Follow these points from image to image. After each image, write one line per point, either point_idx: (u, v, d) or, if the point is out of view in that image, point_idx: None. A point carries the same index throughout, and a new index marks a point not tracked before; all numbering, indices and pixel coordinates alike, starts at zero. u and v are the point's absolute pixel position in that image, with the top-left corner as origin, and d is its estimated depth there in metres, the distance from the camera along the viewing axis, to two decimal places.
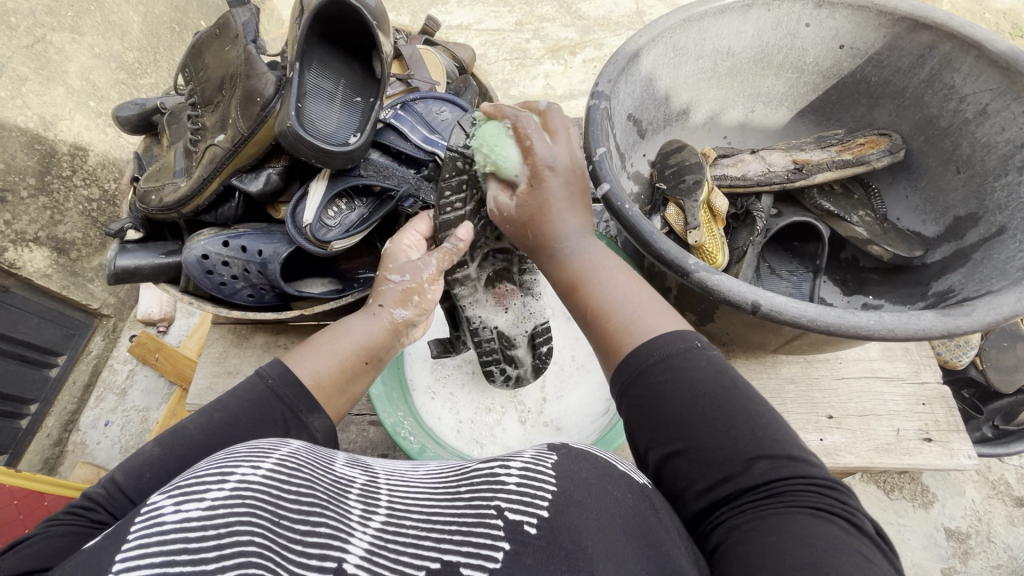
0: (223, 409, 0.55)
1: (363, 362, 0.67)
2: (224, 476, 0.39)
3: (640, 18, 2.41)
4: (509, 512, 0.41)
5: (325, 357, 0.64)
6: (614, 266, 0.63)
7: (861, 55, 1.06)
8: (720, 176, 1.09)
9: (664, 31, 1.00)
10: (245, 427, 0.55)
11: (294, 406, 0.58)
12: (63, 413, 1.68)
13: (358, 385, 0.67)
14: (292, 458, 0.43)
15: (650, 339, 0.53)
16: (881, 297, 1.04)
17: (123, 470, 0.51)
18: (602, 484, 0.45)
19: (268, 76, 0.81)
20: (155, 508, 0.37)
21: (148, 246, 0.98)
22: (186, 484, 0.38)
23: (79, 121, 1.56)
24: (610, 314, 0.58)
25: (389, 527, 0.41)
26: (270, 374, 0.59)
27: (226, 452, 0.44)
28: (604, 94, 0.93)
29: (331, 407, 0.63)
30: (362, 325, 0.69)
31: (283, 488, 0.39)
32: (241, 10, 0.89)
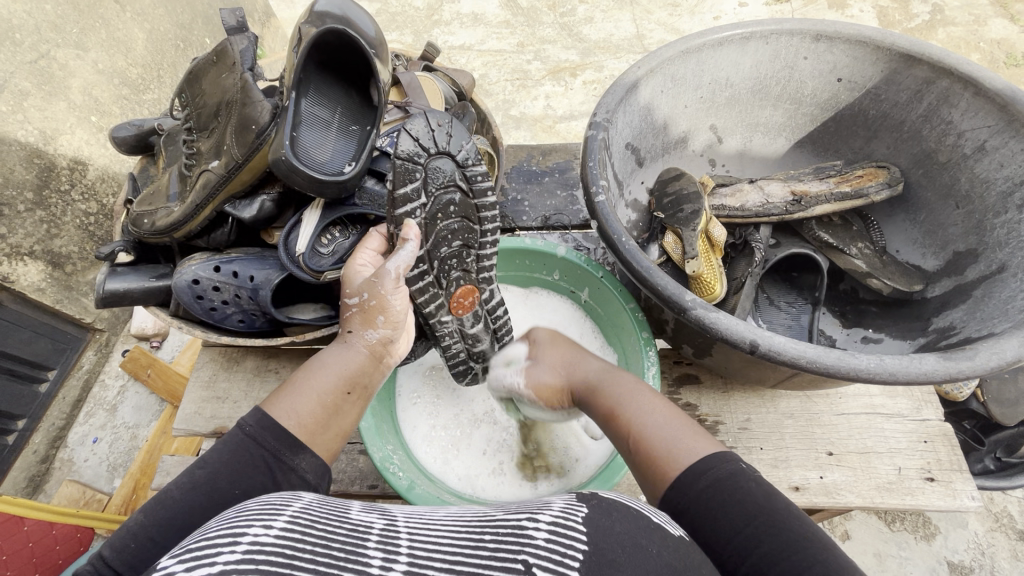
0: (204, 465, 0.54)
1: (344, 392, 0.66)
2: (235, 538, 0.38)
3: (641, 41, 2.43)
4: (536, 568, 0.40)
5: (303, 396, 0.63)
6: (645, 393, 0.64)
7: (859, 88, 1.06)
8: (719, 206, 1.09)
9: (663, 62, 1.00)
10: (228, 480, 0.54)
11: (276, 451, 0.57)
12: (51, 430, 1.65)
13: (346, 416, 0.66)
14: (304, 515, 0.43)
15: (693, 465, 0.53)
16: (882, 331, 1.02)
17: (111, 542, 0.50)
18: (634, 535, 0.44)
19: (263, 103, 0.81)
20: (164, 572, 0.35)
21: (138, 270, 0.96)
22: (197, 549, 0.37)
23: (81, 135, 1.56)
24: (645, 436, 0.58)
25: (412, 573, 0.38)
26: (248, 422, 0.58)
27: (237, 511, 0.43)
28: (602, 124, 0.92)
29: (319, 447, 0.61)
30: (338, 354, 0.70)
31: (297, 547, 0.38)
32: (239, 38, 0.89)
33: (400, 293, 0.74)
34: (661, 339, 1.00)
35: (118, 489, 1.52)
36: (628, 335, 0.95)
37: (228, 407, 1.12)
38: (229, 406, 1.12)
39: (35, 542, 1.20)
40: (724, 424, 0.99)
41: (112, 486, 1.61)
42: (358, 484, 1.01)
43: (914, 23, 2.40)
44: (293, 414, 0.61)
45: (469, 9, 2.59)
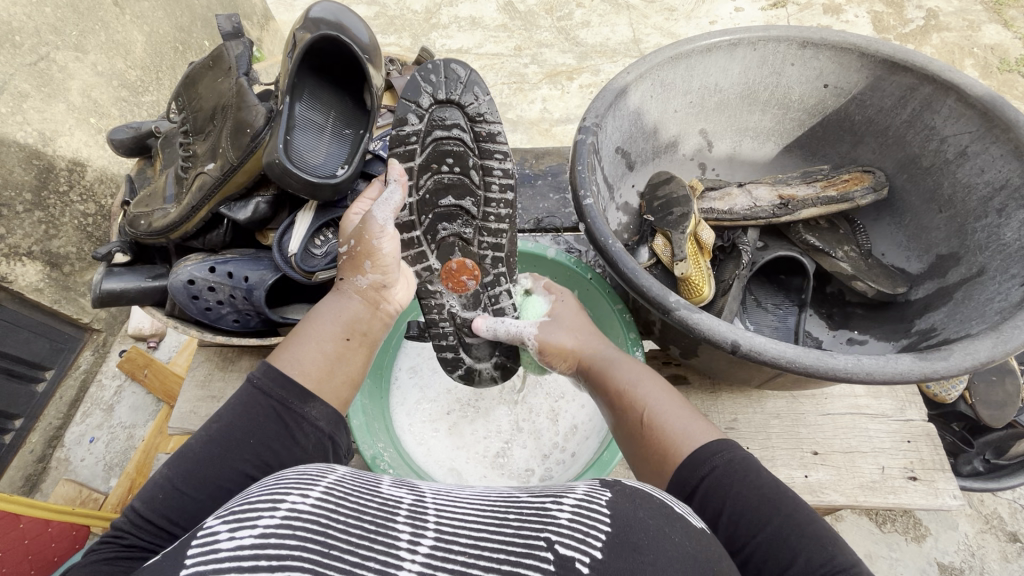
0: (219, 421, 0.58)
1: (343, 338, 0.70)
2: (275, 503, 0.40)
3: (636, 46, 2.46)
4: (559, 546, 0.41)
5: (300, 344, 0.67)
6: (644, 375, 0.71)
7: (845, 94, 1.08)
8: (707, 209, 1.11)
9: (652, 68, 1.02)
10: (245, 432, 0.58)
11: (284, 399, 0.61)
12: (48, 429, 1.66)
13: (348, 362, 0.70)
14: (339, 487, 0.44)
15: (696, 446, 0.59)
16: (867, 333, 1.04)
17: (142, 496, 0.54)
18: (660, 524, 0.45)
19: (258, 108, 0.82)
20: (211, 531, 0.39)
21: (135, 270, 0.98)
22: (241, 511, 0.40)
23: (79, 137, 1.57)
24: (653, 419, 0.64)
25: (437, 553, 0.40)
26: (256, 374, 0.62)
27: (276, 478, 0.45)
28: (591, 128, 0.94)
29: (324, 394, 0.65)
30: (334, 305, 0.73)
31: (331, 518, 0.40)
32: (234, 43, 0.91)
33: (389, 230, 0.77)
34: (650, 340, 1.02)
35: (114, 488, 1.53)
36: (614, 336, 0.97)
37: (224, 406, 1.13)
38: (223, 404, 1.14)
39: (31, 540, 1.21)
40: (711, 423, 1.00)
41: (107, 486, 1.62)
42: None
43: (908, 29, 2.42)
44: (297, 364, 0.65)
45: (467, 13, 2.61)
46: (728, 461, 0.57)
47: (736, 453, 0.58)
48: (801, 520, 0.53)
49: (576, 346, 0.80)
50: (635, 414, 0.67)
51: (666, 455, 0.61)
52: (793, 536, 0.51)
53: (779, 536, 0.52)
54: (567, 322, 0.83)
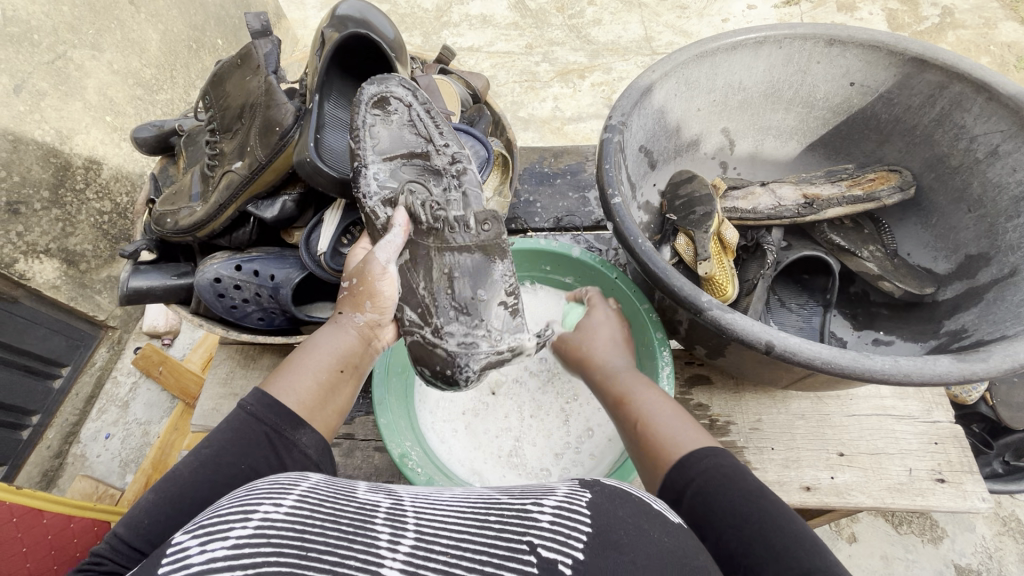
0: (209, 442, 0.57)
1: (337, 370, 0.68)
2: (247, 514, 0.40)
3: (648, 44, 2.45)
4: (542, 549, 0.43)
5: (296, 375, 0.64)
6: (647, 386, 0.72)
7: (871, 92, 1.07)
8: (731, 208, 1.10)
9: (677, 66, 1.01)
10: (234, 454, 0.56)
11: (277, 426, 0.60)
12: (65, 425, 1.67)
13: (340, 397, 0.67)
14: (313, 495, 0.44)
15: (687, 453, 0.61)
16: (893, 333, 1.03)
17: (124, 522, 0.51)
18: (638, 522, 0.47)
19: (287, 106, 0.82)
20: (181, 547, 0.39)
21: (160, 268, 0.99)
22: (211, 524, 0.40)
23: (95, 135, 1.58)
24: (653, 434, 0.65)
25: (418, 552, 0.40)
26: (249, 401, 0.60)
27: (247, 488, 0.45)
28: (617, 127, 0.94)
29: (316, 422, 0.64)
30: (332, 336, 0.70)
31: (307, 524, 0.41)
32: (264, 41, 0.91)
33: (390, 274, 0.75)
34: (674, 340, 1.01)
35: (132, 484, 1.54)
36: (642, 336, 0.96)
37: None
38: None
39: (54, 535, 1.22)
40: (735, 424, 1.00)
41: (124, 482, 1.64)
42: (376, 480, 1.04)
43: (923, 26, 2.40)
44: (291, 393, 0.63)
45: (478, 11, 2.61)
46: (713, 483, 0.57)
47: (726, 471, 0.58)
48: (807, 547, 0.51)
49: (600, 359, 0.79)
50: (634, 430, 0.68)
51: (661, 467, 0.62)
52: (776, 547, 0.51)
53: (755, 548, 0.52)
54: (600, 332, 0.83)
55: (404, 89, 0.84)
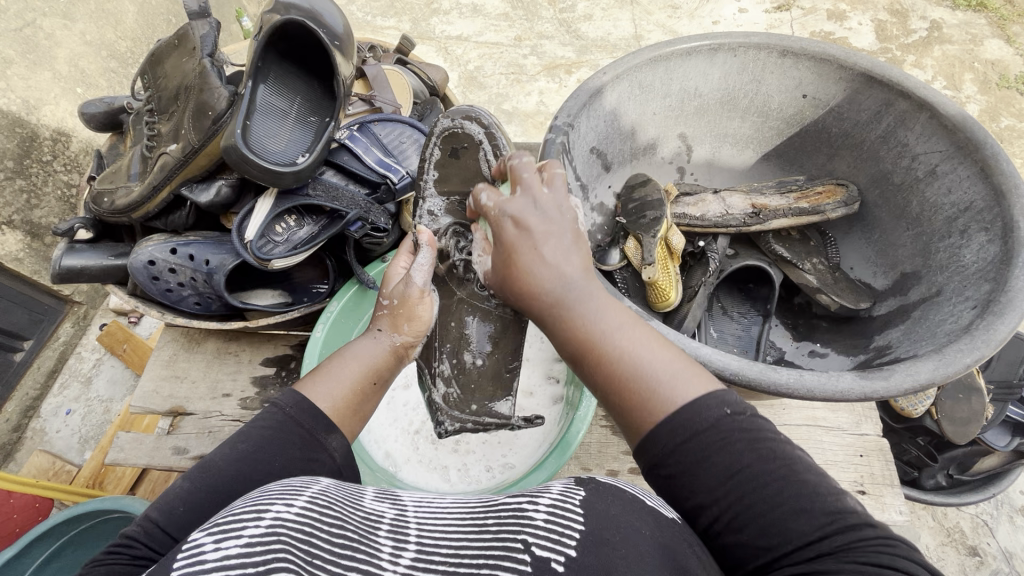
0: (246, 439, 0.57)
1: (370, 383, 0.70)
2: (260, 513, 0.43)
3: (638, 42, 2.44)
4: (536, 548, 0.44)
5: (336, 381, 0.67)
6: (647, 335, 0.60)
7: (822, 105, 1.07)
8: (680, 214, 1.10)
9: (629, 69, 1.01)
10: (271, 452, 0.57)
11: (313, 430, 0.61)
12: (25, 398, 1.66)
13: (370, 404, 0.69)
14: (322, 496, 0.48)
15: (676, 411, 0.53)
16: (828, 346, 1.04)
17: (157, 506, 0.52)
18: (630, 519, 0.47)
19: (221, 90, 0.81)
20: (196, 544, 0.41)
21: (97, 247, 0.97)
22: (226, 523, 0.42)
23: (65, 107, 1.55)
24: (634, 377, 0.57)
25: (418, 563, 0.44)
26: (287, 403, 0.61)
27: (261, 490, 0.48)
28: (562, 127, 0.94)
29: (346, 429, 0.65)
30: (366, 348, 0.73)
31: (315, 526, 0.44)
32: (200, 22, 0.89)
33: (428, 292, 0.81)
34: None
35: (89, 460, 1.54)
36: None
37: (187, 387, 1.13)
38: (187, 385, 1.14)
39: None
40: None
41: (82, 458, 1.63)
42: None
43: (911, 39, 2.40)
44: (333, 393, 0.65)
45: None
46: (707, 433, 0.51)
47: (729, 408, 0.52)
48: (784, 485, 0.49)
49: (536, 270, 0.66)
50: (601, 370, 0.59)
51: (646, 420, 0.54)
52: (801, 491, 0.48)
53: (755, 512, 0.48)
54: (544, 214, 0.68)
55: (476, 125, 0.91)
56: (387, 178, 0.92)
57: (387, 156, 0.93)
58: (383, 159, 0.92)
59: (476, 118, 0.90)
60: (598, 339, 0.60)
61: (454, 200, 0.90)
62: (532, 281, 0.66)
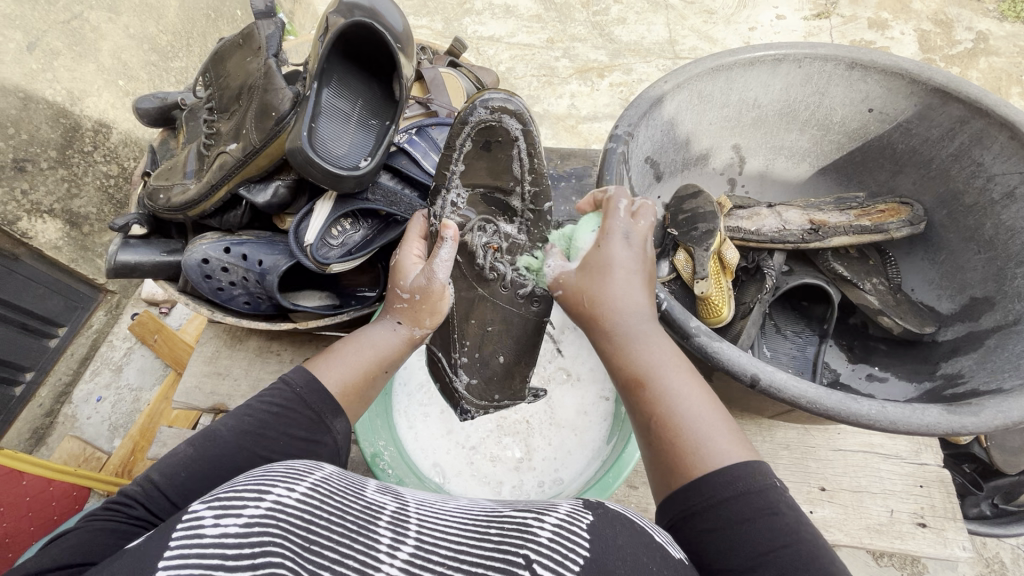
0: (253, 414, 0.60)
1: (381, 370, 0.72)
2: (261, 494, 0.42)
3: (672, 47, 2.41)
4: (537, 566, 0.41)
5: (347, 364, 0.69)
6: (677, 365, 0.61)
7: (889, 120, 1.04)
8: (734, 228, 1.08)
9: (690, 78, 0.99)
10: (277, 429, 0.60)
11: (320, 413, 0.63)
12: (58, 384, 1.68)
13: (376, 390, 0.71)
14: (324, 484, 0.46)
15: (721, 470, 0.51)
16: (888, 370, 1.01)
17: (160, 469, 0.56)
18: (637, 553, 0.43)
19: (285, 92, 0.81)
20: (196, 516, 0.40)
21: (150, 243, 0.98)
22: (228, 499, 0.41)
23: (107, 99, 1.57)
24: (679, 420, 0.56)
25: (415, 561, 0.41)
26: (297, 381, 0.64)
27: (266, 471, 0.47)
28: (622, 137, 0.91)
29: (352, 415, 0.67)
30: (381, 335, 0.74)
31: (315, 513, 0.42)
32: (266, 22, 0.88)
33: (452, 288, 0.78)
34: None
35: (118, 448, 1.54)
36: None
37: (228, 384, 1.14)
38: (228, 383, 1.14)
39: (32, 497, 1.22)
40: None
41: (112, 446, 1.64)
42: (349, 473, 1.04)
43: (955, 50, 2.33)
44: (336, 377, 0.67)
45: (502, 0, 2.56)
46: (740, 503, 0.49)
47: (762, 482, 0.50)
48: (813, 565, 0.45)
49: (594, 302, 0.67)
50: (648, 412, 0.58)
51: (684, 473, 0.53)
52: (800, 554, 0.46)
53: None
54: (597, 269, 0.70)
55: (516, 121, 0.77)
56: None
57: None
58: None
59: (517, 112, 0.76)
60: (655, 386, 0.59)
61: (480, 190, 0.82)
62: (596, 315, 0.67)
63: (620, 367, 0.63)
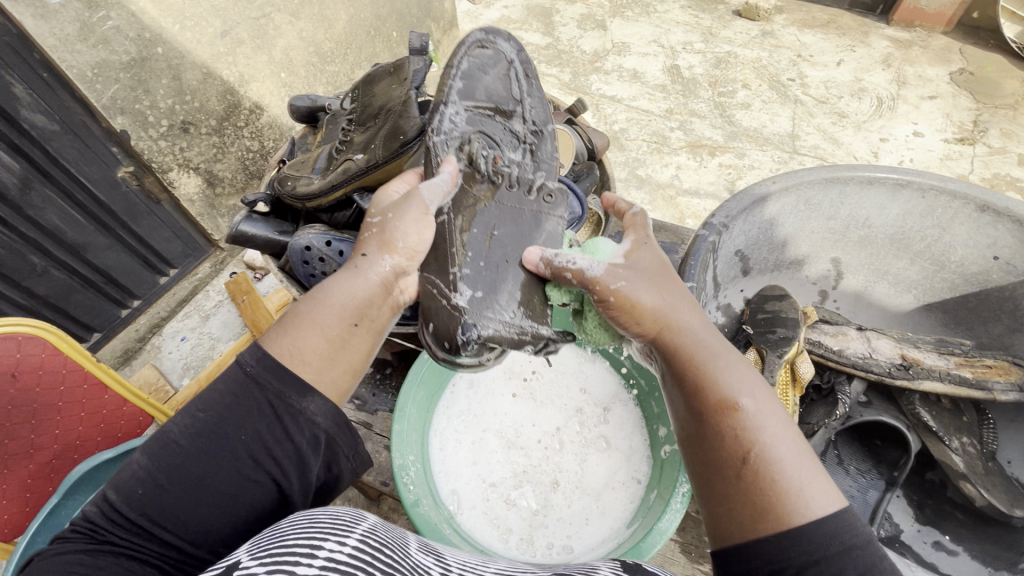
0: (200, 409, 0.62)
1: (352, 324, 0.71)
2: (313, 551, 0.47)
3: (792, 141, 2.38)
4: None
5: (304, 331, 0.68)
6: (757, 382, 0.64)
7: (1016, 273, 0.96)
8: (815, 341, 1.03)
9: (801, 184, 0.97)
10: (233, 424, 0.61)
11: (270, 396, 0.63)
12: (155, 317, 1.89)
13: (351, 350, 0.70)
14: (366, 539, 0.53)
15: (820, 516, 0.54)
16: (959, 543, 0.94)
17: (114, 488, 0.58)
18: None
19: (416, 120, 0.91)
20: (254, 570, 0.45)
21: (268, 221, 1.11)
22: (279, 556, 0.46)
23: (267, 86, 1.81)
24: (768, 453, 0.58)
25: None
26: (247, 362, 0.64)
27: (308, 524, 0.53)
28: (716, 227, 0.92)
29: (325, 382, 0.67)
30: (351, 286, 0.73)
31: (367, 566, 0.48)
32: (417, 58, 1.00)
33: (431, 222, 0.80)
34: None
35: (185, 388, 1.69)
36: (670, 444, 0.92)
37: None
38: None
39: (108, 412, 1.29)
40: None
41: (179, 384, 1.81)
42: (373, 475, 1.08)
43: None
44: (308, 363, 0.66)
45: (632, 65, 2.69)
46: (838, 555, 0.52)
47: (848, 526, 0.54)
48: None
49: (658, 315, 0.70)
50: (737, 448, 0.60)
51: (779, 514, 0.55)
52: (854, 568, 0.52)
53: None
54: (652, 280, 0.73)
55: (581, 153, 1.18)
56: None
57: None
58: None
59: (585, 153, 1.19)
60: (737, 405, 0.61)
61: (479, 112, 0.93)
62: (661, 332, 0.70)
63: (703, 389, 0.64)
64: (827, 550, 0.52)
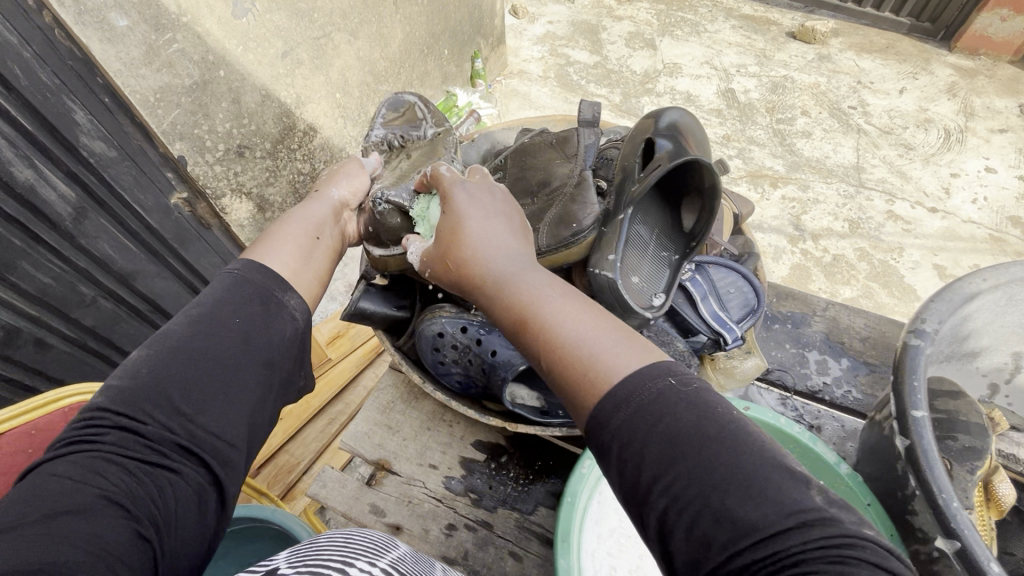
0: (199, 306, 0.61)
1: (312, 236, 0.81)
2: (345, 565, 0.44)
3: (857, 173, 2.45)
4: None
5: (276, 236, 0.77)
6: (560, 292, 0.61)
7: None
8: (1009, 454, 0.96)
9: (1012, 280, 0.85)
10: (228, 312, 0.61)
11: (261, 287, 0.66)
12: None
13: (319, 257, 0.80)
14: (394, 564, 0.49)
15: (622, 378, 0.51)
16: None
17: (109, 393, 0.54)
18: None
19: (590, 208, 0.83)
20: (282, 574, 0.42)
21: (385, 295, 1.01)
22: (312, 564, 0.43)
23: (322, 107, 1.71)
24: (569, 341, 0.56)
25: None
26: (240, 267, 0.67)
27: (321, 543, 0.50)
28: (929, 334, 0.80)
29: (300, 279, 0.73)
30: (309, 211, 0.86)
31: None
32: (589, 133, 0.97)
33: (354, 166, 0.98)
34: None
35: None
36: None
37: (396, 443, 1.11)
38: (396, 441, 1.11)
39: None
40: None
41: None
42: None
43: None
44: (283, 259, 0.73)
45: (684, 89, 2.72)
46: (665, 421, 0.47)
47: (685, 398, 0.48)
48: None
49: (493, 276, 0.66)
50: (533, 339, 0.59)
51: (589, 392, 0.52)
52: (690, 459, 0.44)
53: (683, 491, 0.43)
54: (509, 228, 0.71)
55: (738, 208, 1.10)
56: (719, 335, 0.89)
57: (723, 310, 0.89)
58: (720, 315, 0.89)
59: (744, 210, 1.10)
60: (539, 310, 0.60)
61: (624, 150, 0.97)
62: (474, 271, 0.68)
63: (520, 314, 0.61)
64: (692, 426, 0.46)
